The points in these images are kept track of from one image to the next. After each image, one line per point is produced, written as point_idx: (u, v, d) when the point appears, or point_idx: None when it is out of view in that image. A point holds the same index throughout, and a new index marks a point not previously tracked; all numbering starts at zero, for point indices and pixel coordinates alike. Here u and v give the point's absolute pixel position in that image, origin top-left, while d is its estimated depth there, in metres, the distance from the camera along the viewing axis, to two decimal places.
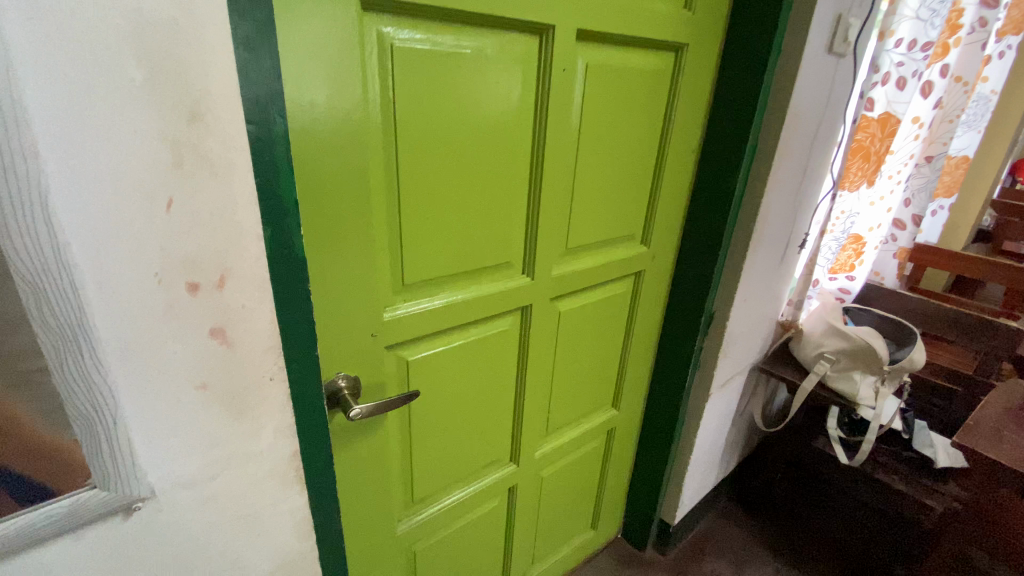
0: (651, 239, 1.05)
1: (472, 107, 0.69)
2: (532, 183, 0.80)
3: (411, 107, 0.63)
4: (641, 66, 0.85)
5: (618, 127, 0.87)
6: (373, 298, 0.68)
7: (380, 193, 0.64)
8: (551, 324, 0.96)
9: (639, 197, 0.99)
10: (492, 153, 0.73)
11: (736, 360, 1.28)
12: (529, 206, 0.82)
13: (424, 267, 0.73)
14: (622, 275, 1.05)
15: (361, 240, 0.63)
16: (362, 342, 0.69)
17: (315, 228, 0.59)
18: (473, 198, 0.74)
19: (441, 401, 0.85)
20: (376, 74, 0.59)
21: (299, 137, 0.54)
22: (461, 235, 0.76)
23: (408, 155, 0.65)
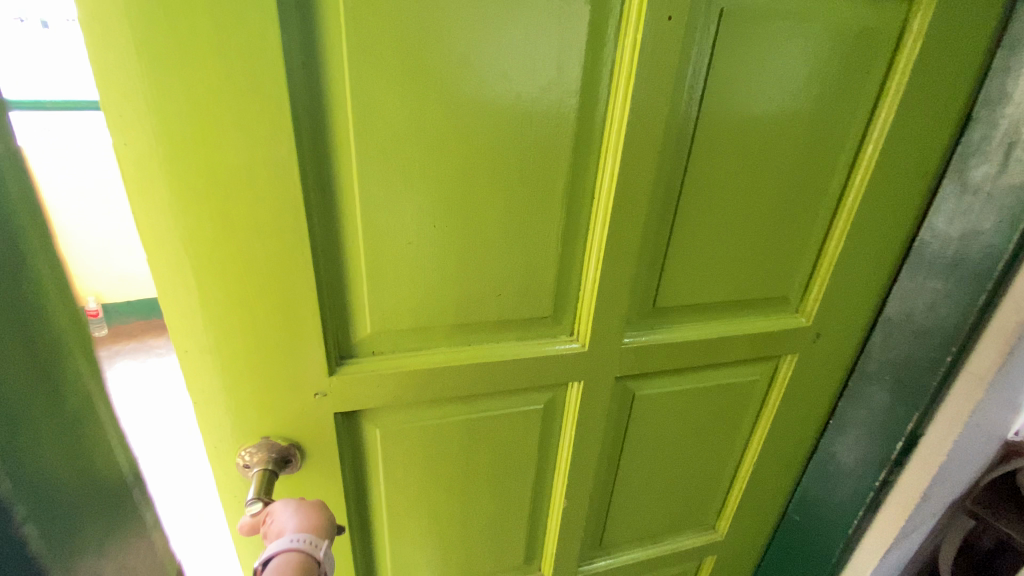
0: (814, 308, 0.66)
1: (487, 78, 0.43)
2: (585, 197, 0.51)
3: (375, 72, 0.40)
4: (828, 24, 0.49)
5: (768, 128, 0.52)
6: (306, 342, 0.47)
7: (316, 191, 0.43)
8: (619, 410, 0.65)
9: (798, 239, 0.61)
10: (518, 145, 0.46)
11: (938, 504, 0.78)
12: (579, 231, 0.52)
13: (398, 310, 0.50)
14: (755, 356, 0.67)
15: (280, 257, 0.43)
16: (284, 398, 0.49)
17: (191, 223, 0.40)
18: (483, 217, 0.48)
19: (430, 484, 0.62)
20: (316, 4, 0.37)
21: (168, 108, 0.37)
22: (460, 271, 0.50)
23: (374, 145, 0.42)
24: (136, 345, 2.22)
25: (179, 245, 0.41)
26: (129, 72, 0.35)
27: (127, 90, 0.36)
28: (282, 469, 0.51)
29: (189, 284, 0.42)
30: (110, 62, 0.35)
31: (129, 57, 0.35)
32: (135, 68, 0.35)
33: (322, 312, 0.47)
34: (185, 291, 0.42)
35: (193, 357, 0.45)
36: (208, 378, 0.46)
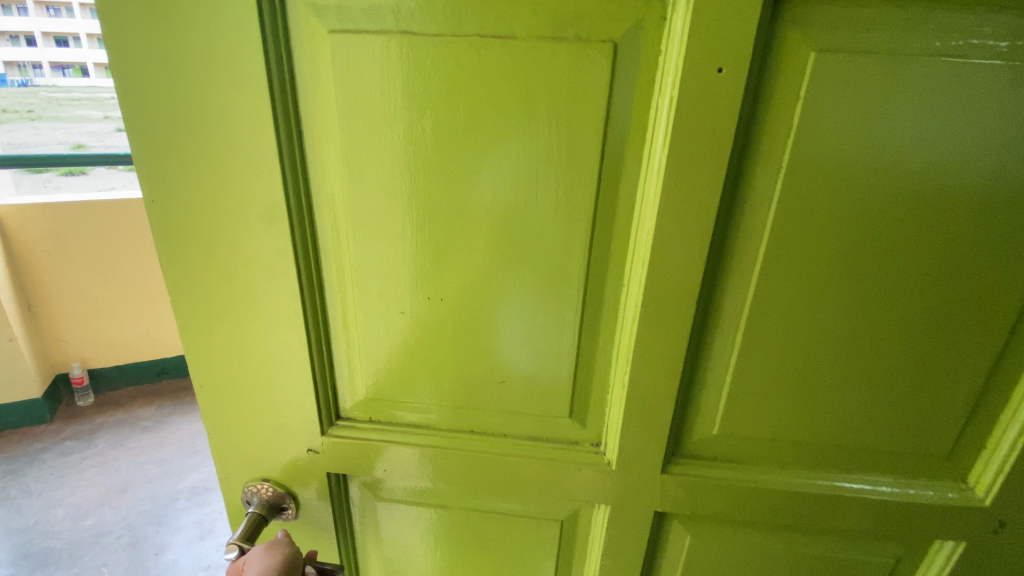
0: (994, 483, 0.43)
1: (491, 149, 0.37)
2: (609, 283, 0.41)
3: (367, 144, 0.38)
4: (1010, 75, 0.32)
5: (901, 220, 0.36)
6: (296, 399, 0.47)
7: (310, 258, 0.42)
8: (662, 549, 0.51)
9: (962, 373, 0.41)
10: (533, 209, 0.39)
11: None
12: (604, 325, 0.43)
13: (394, 381, 0.47)
14: (882, 531, 0.47)
15: (276, 316, 0.44)
16: (276, 447, 0.50)
17: (189, 276, 0.42)
18: (486, 296, 0.43)
19: (429, 567, 0.57)
20: (302, 77, 0.36)
21: (186, 175, 0.39)
22: (557, 321, 0.43)
23: (369, 216, 0.40)
24: (121, 417, 1.66)
25: (197, 297, 0.43)
26: (153, 145, 0.37)
27: (151, 162, 0.38)
28: (276, 512, 0.52)
29: (195, 333, 0.45)
30: (137, 137, 0.37)
31: (151, 131, 0.37)
32: (157, 141, 0.37)
33: (317, 373, 0.46)
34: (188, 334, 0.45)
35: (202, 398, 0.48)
36: (213, 418, 0.49)
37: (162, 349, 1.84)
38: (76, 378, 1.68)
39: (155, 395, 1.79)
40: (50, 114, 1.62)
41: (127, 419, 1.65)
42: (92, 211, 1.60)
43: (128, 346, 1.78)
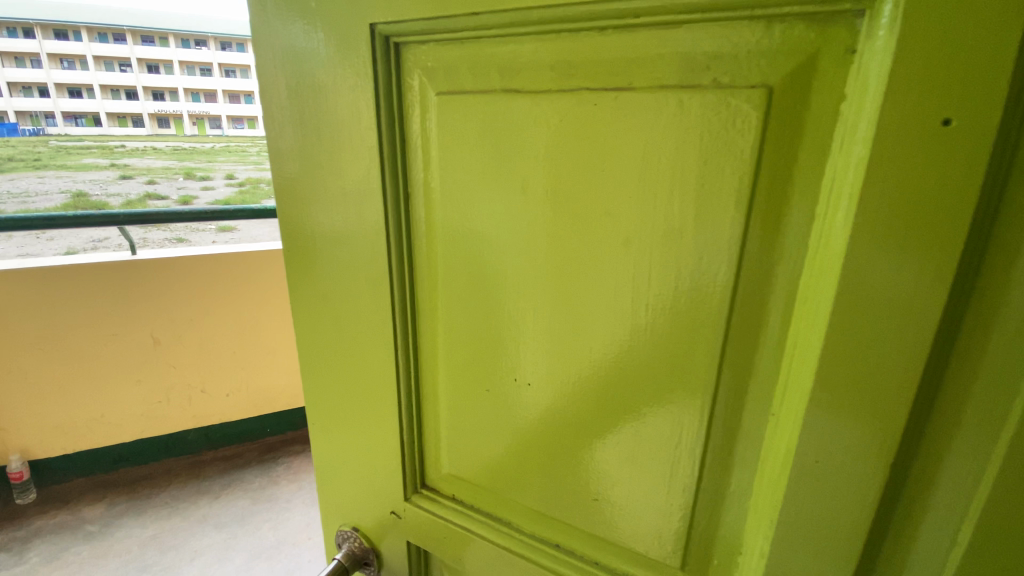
0: None
1: (593, 218, 0.30)
2: (743, 412, 0.30)
3: (467, 203, 0.35)
4: None
5: None
6: (383, 458, 0.46)
7: (406, 322, 0.40)
8: None
9: None
10: (653, 300, 0.30)
11: None
12: (738, 466, 0.31)
13: (480, 464, 0.42)
14: None
15: (374, 370, 0.43)
16: (367, 500, 0.49)
17: (306, 315, 0.45)
18: (582, 389, 0.35)
19: None
20: (412, 139, 0.35)
21: (311, 228, 0.41)
22: (694, 451, 0.32)
23: (465, 282, 0.37)
24: (64, 519, 1.34)
25: (317, 340, 0.46)
26: (291, 199, 0.41)
27: (290, 213, 0.42)
28: (360, 567, 0.51)
29: (311, 372, 0.48)
30: (282, 192, 0.41)
31: (290, 187, 0.41)
32: (294, 197, 0.41)
33: (403, 436, 0.44)
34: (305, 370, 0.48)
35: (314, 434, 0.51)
36: (323, 455, 0.51)
37: (117, 435, 1.49)
38: (15, 474, 1.35)
39: (105, 487, 1.46)
40: (57, 163, 1.56)
41: (70, 521, 1.33)
42: (26, 276, 1.26)
43: (82, 429, 1.44)
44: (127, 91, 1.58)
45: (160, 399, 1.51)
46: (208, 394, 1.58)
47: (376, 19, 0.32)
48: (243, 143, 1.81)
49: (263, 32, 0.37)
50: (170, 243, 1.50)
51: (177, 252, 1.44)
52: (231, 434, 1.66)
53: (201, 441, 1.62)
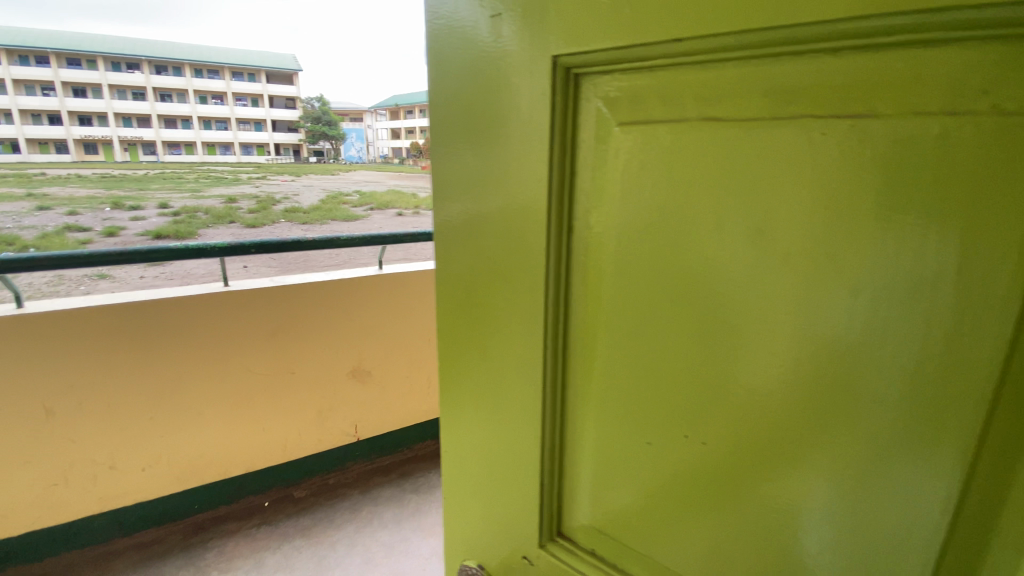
0: None
1: (804, 260, 0.28)
2: (918, 490, 0.26)
3: (646, 237, 0.33)
4: None
5: None
6: (518, 495, 0.45)
7: (555, 355, 0.40)
8: None
9: None
10: (832, 353, 0.28)
11: None
12: (985, 569, 0.25)
13: (629, 516, 0.39)
14: None
15: (521, 399, 0.43)
16: (494, 536, 0.49)
17: (451, 334, 0.48)
18: (771, 448, 0.31)
19: None
20: (582, 171, 0.35)
21: (472, 252, 0.43)
22: (855, 517, 0.29)
23: (636, 319, 0.35)
24: None
25: (464, 359, 0.47)
26: (457, 225, 0.43)
27: (453, 238, 0.44)
28: None
29: (448, 387, 0.50)
30: (449, 216, 0.44)
31: (458, 212, 0.43)
32: (460, 223, 0.43)
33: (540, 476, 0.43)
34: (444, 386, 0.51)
35: (444, 450, 0.53)
36: (456, 473, 0.52)
37: (14, 521, 1.52)
38: None
39: None
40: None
41: None
42: None
43: None
44: (47, 114, 1.77)
45: (55, 481, 1.53)
46: (105, 462, 1.60)
47: (559, 47, 0.33)
48: (180, 170, 2.27)
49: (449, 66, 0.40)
50: (94, 281, 1.56)
51: (76, 301, 1.47)
52: (149, 516, 1.73)
53: (107, 526, 1.66)
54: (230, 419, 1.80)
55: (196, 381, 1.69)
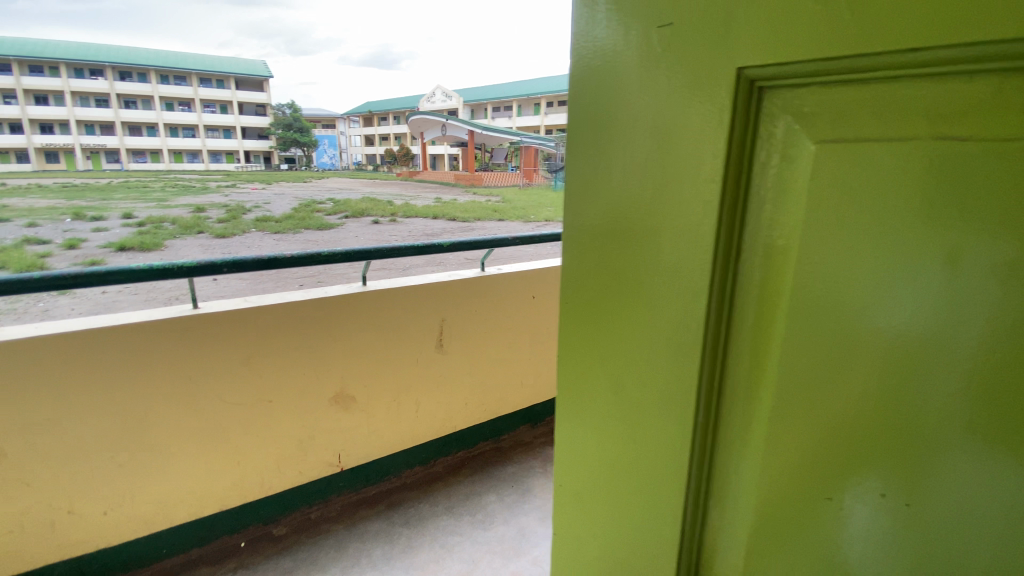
0: None
1: (851, 226, 0.36)
2: (946, 488, 0.34)
3: (790, 213, 0.41)
4: None
5: None
6: (673, 445, 0.54)
7: (717, 335, 0.48)
8: None
9: None
10: (890, 371, 0.36)
11: None
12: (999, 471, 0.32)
13: (743, 437, 0.49)
14: None
15: (680, 353, 0.51)
16: (653, 485, 0.57)
17: (615, 307, 0.57)
18: (832, 379, 0.40)
19: None
20: (760, 170, 0.43)
21: (635, 222, 0.53)
22: (899, 515, 0.37)
23: (777, 284, 0.43)
24: None
25: (612, 310, 0.58)
26: (628, 199, 0.53)
27: (623, 212, 0.54)
28: None
29: (600, 337, 0.60)
30: (620, 192, 0.54)
31: (629, 189, 0.53)
32: (629, 197, 0.53)
33: (695, 425, 0.51)
34: (600, 351, 0.61)
35: (591, 391, 0.63)
36: (604, 411, 0.62)
37: None
38: None
39: None
40: None
41: None
42: None
43: None
44: None
45: (9, 528, 1.73)
46: (84, 473, 1.81)
47: (744, 64, 0.40)
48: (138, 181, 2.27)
49: (640, 89, 0.49)
50: (53, 306, 1.83)
51: (19, 331, 1.67)
52: (111, 560, 1.92)
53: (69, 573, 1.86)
54: (194, 438, 1.97)
55: (164, 398, 1.88)
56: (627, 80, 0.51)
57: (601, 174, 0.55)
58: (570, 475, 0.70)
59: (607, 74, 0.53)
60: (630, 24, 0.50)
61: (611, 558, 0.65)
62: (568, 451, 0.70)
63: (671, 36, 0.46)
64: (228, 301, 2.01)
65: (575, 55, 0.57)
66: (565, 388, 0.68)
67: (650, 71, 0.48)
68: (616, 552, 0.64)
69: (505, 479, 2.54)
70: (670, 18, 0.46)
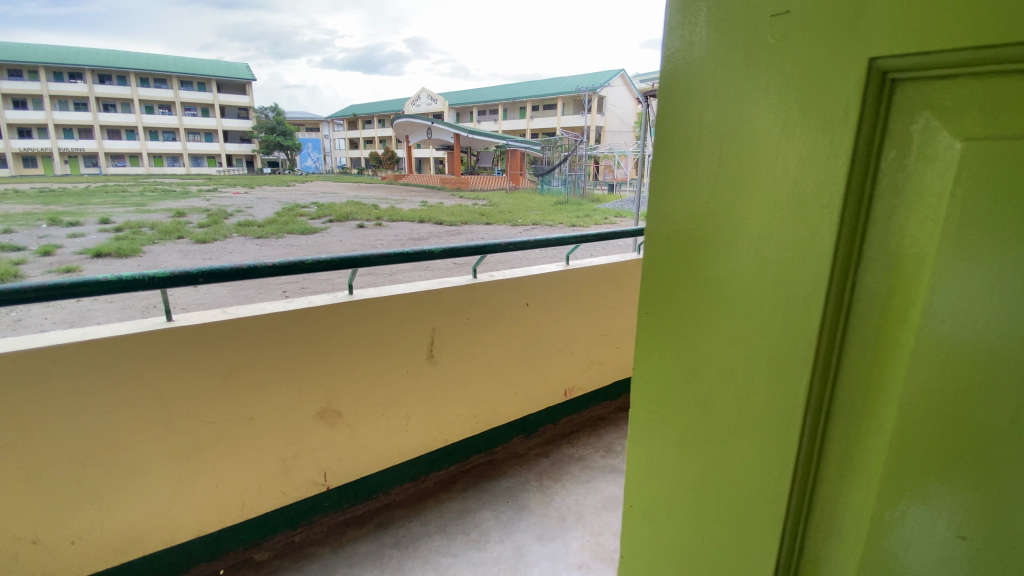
0: None
1: (963, 227, 0.38)
2: None
3: (909, 207, 0.42)
4: None
5: None
6: (779, 440, 0.54)
7: (834, 331, 0.48)
8: None
9: None
10: (999, 368, 0.37)
11: None
12: None
13: (851, 425, 0.50)
14: None
15: (786, 338, 0.52)
16: (755, 480, 0.58)
17: (715, 299, 0.59)
18: (941, 374, 0.41)
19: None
20: (887, 165, 0.43)
21: (737, 207, 0.54)
22: (997, 508, 0.39)
23: (897, 277, 0.44)
24: None
25: (707, 291, 0.60)
26: (731, 184, 0.54)
27: (724, 196, 0.56)
28: None
29: (693, 316, 0.62)
30: (721, 177, 0.55)
31: (732, 174, 0.54)
32: (732, 182, 0.54)
33: (806, 421, 0.52)
34: (693, 340, 0.62)
35: (677, 368, 0.65)
36: (692, 389, 0.64)
37: None
38: None
39: None
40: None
41: None
42: None
43: None
44: None
45: None
46: (49, 497, 1.67)
47: (879, 55, 0.41)
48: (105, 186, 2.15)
49: (753, 80, 0.50)
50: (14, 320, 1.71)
51: None
52: None
53: None
54: (169, 459, 1.85)
55: (136, 416, 1.75)
56: (740, 65, 0.51)
57: (704, 169, 0.57)
58: (650, 446, 0.73)
59: (717, 58, 0.53)
60: (741, 15, 0.51)
61: (689, 524, 0.67)
62: (656, 450, 0.71)
63: (786, 24, 0.47)
64: (204, 313, 1.89)
65: (673, 49, 0.58)
66: (650, 373, 0.70)
67: (763, 61, 0.49)
68: (695, 520, 0.67)
69: (499, 494, 2.44)
70: (788, 5, 0.47)
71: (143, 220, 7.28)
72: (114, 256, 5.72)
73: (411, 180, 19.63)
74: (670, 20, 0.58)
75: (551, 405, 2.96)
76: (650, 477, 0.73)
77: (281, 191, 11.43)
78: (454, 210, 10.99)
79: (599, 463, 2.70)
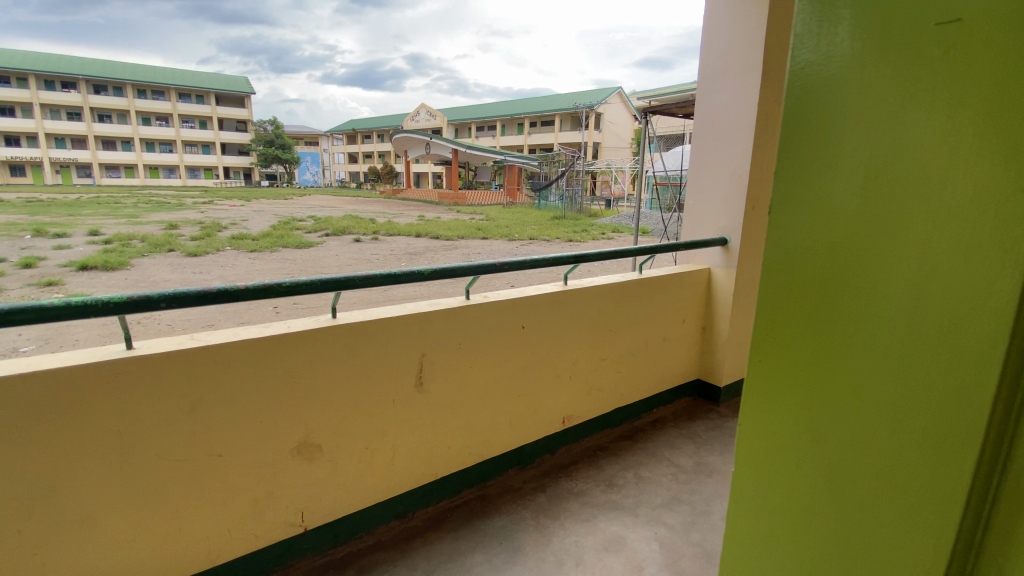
0: None
1: None
2: None
3: None
4: None
5: None
6: (934, 510, 0.47)
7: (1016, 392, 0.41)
8: None
9: None
10: None
11: None
12: None
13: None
14: None
15: (942, 390, 0.45)
16: (890, 549, 0.51)
17: (847, 339, 0.52)
18: None
19: None
20: None
21: (887, 237, 0.48)
22: None
23: None
24: None
25: (838, 328, 0.53)
26: (876, 211, 0.48)
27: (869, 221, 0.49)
28: None
29: (818, 355, 0.55)
30: (865, 203, 0.49)
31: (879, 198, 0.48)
32: (879, 206, 0.48)
33: (971, 494, 0.44)
34: (816, 382, 0.56)
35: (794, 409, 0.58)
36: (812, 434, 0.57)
37: None
38: None
39: None
40: None
41: None
42: None
43: None
44: None
45: None
46: None
47: None
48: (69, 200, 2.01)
49: (914, 100, 0.45)
50: None
51: None
52: None
53: None
54: (125, 501, 1.66)
55: (88, 452, 1.57)
56: (898, 80, 0.46)
57: (842, 196, 0.52)
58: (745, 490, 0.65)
59: (869, 69, 0.48)
60: (905, 22, 0.45)
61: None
62: (758, 503, 0.64)
63: (959, 33, 0.41)
64: (170, 340, 1.72)
65: (811, 63, 0.54)
66: (757, 410, 0.63)
67: (928, 77, 0.44)
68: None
69: (492, 534, 2.26)
70: (961, 12, 0.41)
71: (132, 232, 7.10)
72: (100, 268, 5.53)
73: (410, 194, 19.56)
74: (811, 30, 0.53)
75: (549, 435, 2.79)
76: (753, 539, 0.65)
77: (277, 205, 11.36)
78: (451, 225, 10.86)
79: (600, 499, 2.52)
